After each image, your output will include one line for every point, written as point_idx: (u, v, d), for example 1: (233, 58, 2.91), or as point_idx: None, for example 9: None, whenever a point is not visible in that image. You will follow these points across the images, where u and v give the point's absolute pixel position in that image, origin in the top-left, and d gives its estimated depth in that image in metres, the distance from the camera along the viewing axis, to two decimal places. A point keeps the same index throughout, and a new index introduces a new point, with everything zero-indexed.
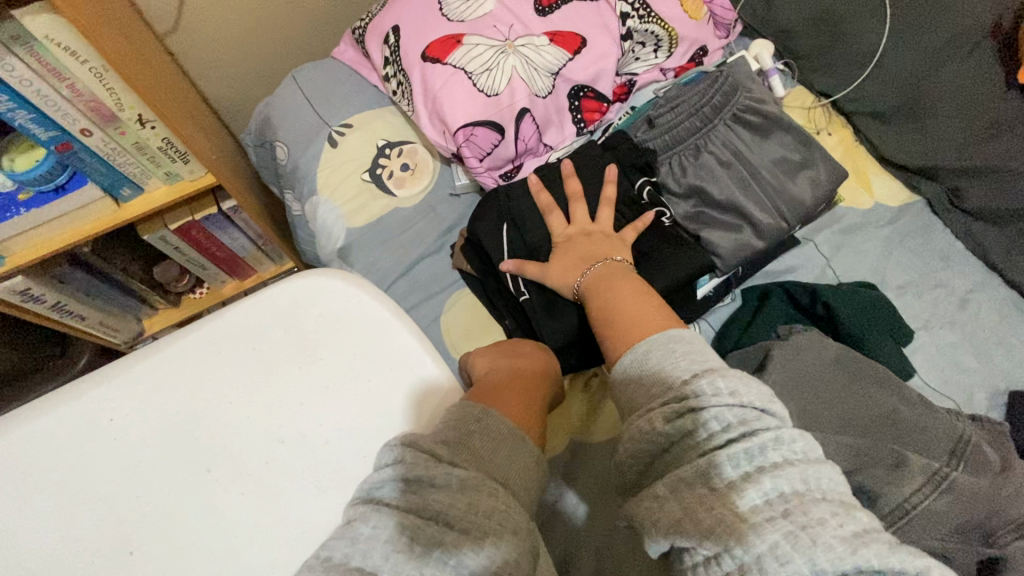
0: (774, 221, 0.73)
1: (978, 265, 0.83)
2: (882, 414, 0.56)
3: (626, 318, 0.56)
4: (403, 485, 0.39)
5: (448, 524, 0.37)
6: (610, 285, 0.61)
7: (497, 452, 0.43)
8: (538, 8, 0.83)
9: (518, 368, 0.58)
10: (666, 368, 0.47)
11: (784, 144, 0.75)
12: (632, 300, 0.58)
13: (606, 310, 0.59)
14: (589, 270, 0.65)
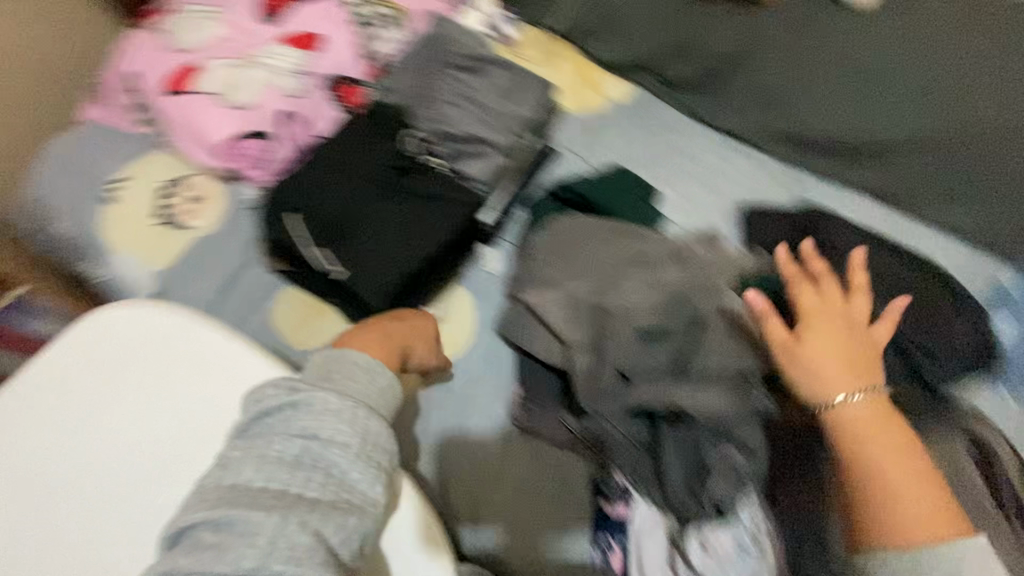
0: (509, 137, 0.78)
1: (695, 124, 1.03)
2: (625, 255, 0.73)
3: (908, 490, 0.50)
4: (281, 411, 0.52)
5: (315, 435, 0.51)
6: (909, 481, 0.50)
7: (358, 378, 0.56)
8: (264, 18, 0.90)
9: (394, 334, 0.65)
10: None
11: (502, 74, 0.80)
12: (903, 454, 0.52)
13: (887, 468, 0.51)
14: (855, 396, 0.55)
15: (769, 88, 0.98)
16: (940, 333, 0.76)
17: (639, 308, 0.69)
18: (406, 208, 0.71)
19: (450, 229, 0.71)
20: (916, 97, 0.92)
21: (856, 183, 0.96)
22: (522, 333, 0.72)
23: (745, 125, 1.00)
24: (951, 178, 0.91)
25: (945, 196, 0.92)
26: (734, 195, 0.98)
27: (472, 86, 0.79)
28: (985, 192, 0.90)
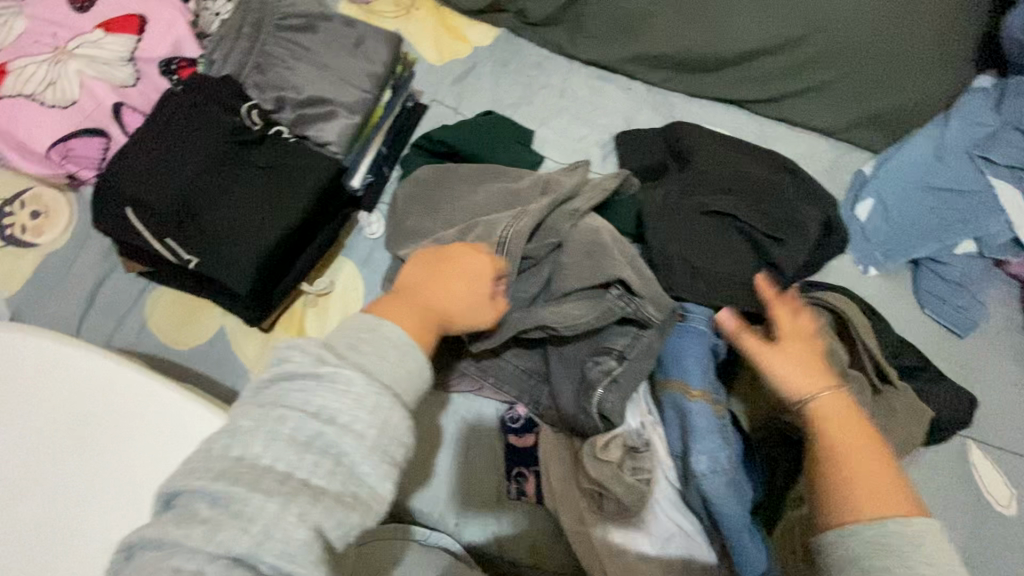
0: (356, 95, 0.74)
1: (562, 60, 1.04)
2: (495, 195, 0.71)
3: (873, 480, 0.45)
4: (298, 381, 0.42)
5: (331, 419, 0.41)
6: (889, 493, 0.44)
7: (387, 357, 0.45)
8: (75, 7, 0.83)
9: (456, 293, 0.55)
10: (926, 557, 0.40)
11: (343, 30, 0.76)
12: (878, 458, 0.46)
13: (857, 471, 0.45)
14: (823, 393, 0.51)
15: (622, 15, 0.98)
16: (798, 217, 0.74)
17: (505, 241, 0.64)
18: (266, 182, 0.68)
19: (309, 199, 0.69)
20: (809, 65, 0.97)
21: (716, 96, 1.02)
22: None
23: (608, 56, 1.01)
24: (798, 76, 0.98)
25: (796, 95, 1.00)
26: (609, 124, 0.99)
27: (306, 47, 0.74)
28: (828, 83, 0.98)
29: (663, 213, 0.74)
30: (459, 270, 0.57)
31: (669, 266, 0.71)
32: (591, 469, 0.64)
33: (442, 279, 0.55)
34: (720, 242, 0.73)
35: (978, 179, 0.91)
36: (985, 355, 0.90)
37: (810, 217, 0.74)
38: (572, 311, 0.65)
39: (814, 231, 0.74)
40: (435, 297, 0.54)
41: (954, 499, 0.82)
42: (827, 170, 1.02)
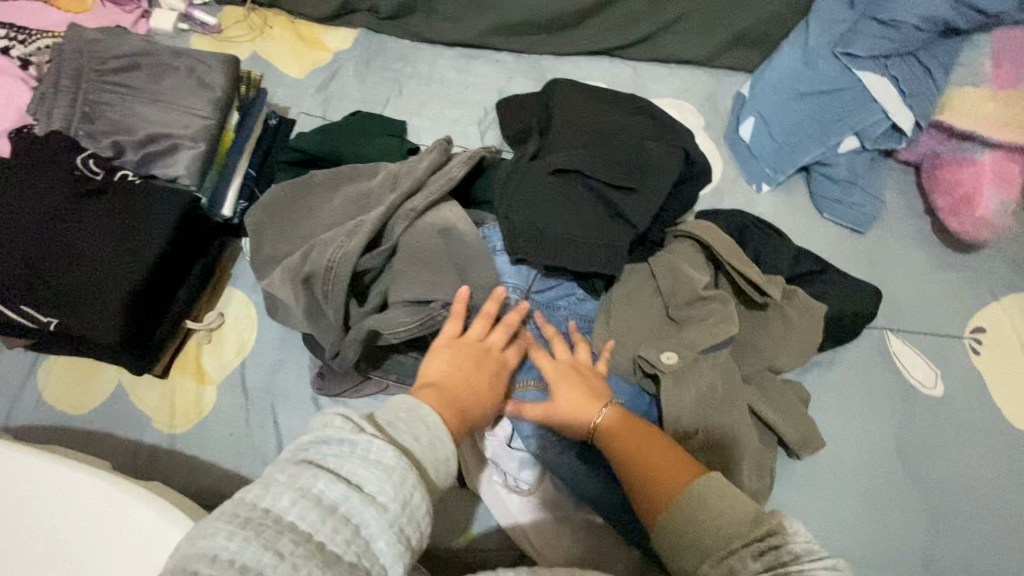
0: (197, 123, 0.73)
1: (425, 46, 1.02)
2: (352, 201, 0.71)
3: (664, 469, 0.55)
4: (334, 446, 0.43)
5: (360, 486, 0.41)
6: (682, 473, 0.54)
7: (421, 438, 0.48)
8: None
9: (483, 388, 0.59)
10: (720, 520, 0.48)
11: (172, 62, 0.75)
12: (659, 451, 0.57)
13: (649, 471, 0.55)
14: (601, 415, 0.61)
15: None
16: (649, 161, 0.72)
17: (357, 239, 0.64)
18: (115, 228, 0.67)
19: (164, 235, 0.68)
20: (659, 3, 0.98)
21: (586, 50, 1.02)
22: (283, 311, 0.71)
23: (469, 32, 1.01)
24: (657, 12, 0.99)
25: (661, 31, 1.01)
26: (483, 99, 0.98)
27: (137, 87, 0.74)
28: (687, 14, 0.98)
29: (510, 182, 0.71)
30: (490, 369, 0.61)
31: (512, 231, 0.68)
32: (485, 448, 0.68)
33: (478, 385, 0.59)
34: (571, 199, 0.69)
35: (846, 75, 0.90)
36: (889, 246, 0.92)
37: (663, 161, 0.72)
38: (399, 317, 0.64)
39: (671, 172, 0.71)
40: (473, 405, 0.57)
41: (887, 393, 0.81)
42: (709, 99, 1.01)
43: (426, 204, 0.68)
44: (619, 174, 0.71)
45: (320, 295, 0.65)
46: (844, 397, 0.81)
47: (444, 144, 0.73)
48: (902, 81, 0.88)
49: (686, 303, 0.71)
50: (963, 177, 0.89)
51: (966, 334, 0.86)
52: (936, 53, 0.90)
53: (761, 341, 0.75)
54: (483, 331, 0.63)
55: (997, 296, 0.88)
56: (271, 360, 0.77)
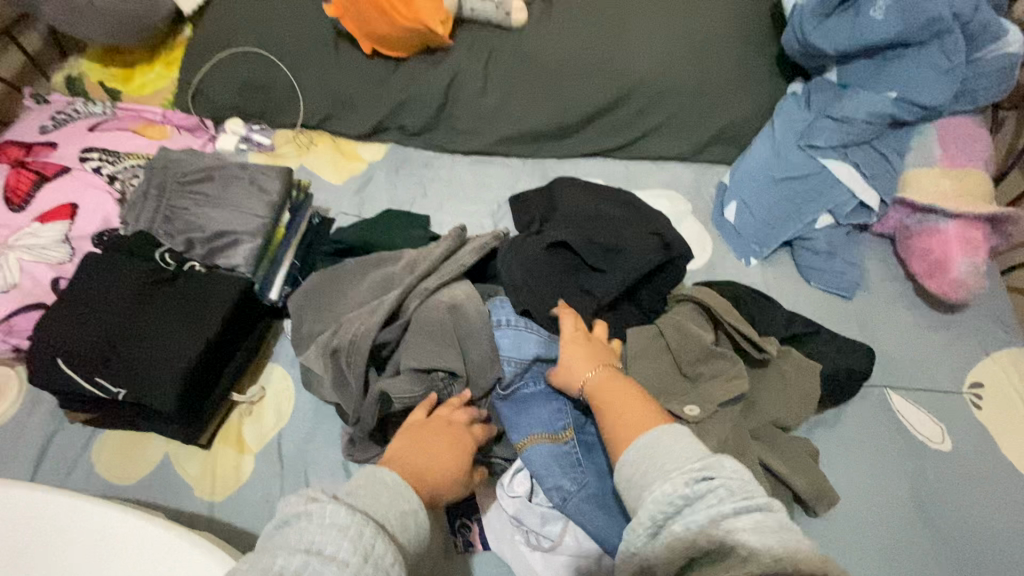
0: (255, 221, 0.86)
1: (445, 155, 1.20)
2: (382, 281, 0.80)
3: (629, 419, 0.61)
4: (296, 524, 0.49)
5: (319, 551, 0.47)
6: (646, 422, 0.61)
7: (381, 496, 0.55)
8: (13, 207, 0.96)
9: (438, 458, 0.64)
10: (671, 454, 0.55)
11: (238, 173, 0.91)
12: (632, 403, 0.63)
13: (620, 420, 0.62)
14: (590, 375, 0.68)
15: (484, 109, 1.17)
16: (630, 242, 0.84)
17: (385, 311, 0.74)
18: (182, 309, 0.78)
19: (223, 312, 0.78)
20: (643, 112, 1.15)
21: (584, 152, 1.18)
22: (316, 386, 0.79)
23: (483, 142, 1.18)
24: (642, 119, 1.16)
25: (648, 134, 1.17)
26: (496, 195, 1.13)
27: (208, 194, 0.88)
28: (668, 119, 1.15)
29: (513, 250, 0.83)
30: (453, 439, 0.67)
31: (519, 292, 0.78)
32: (508, 508, 0.71)
33: (440, 455, 0.64)
34: (564, 276, 0.82)
35: (811, 163, 1.04)
36: (875, 309, 0.99)
37: (642, 242, 0.84)
38: (406, 384, 0.71)
39: (648, 253, 0.83)
40: (434, 475, 0.63)
41: (896, 448, 0.84)
42: (695, 187, 1.15)
43: (449, 280, 0.78)
44: (600, 249, 0.83)
45: (347, 365, 0.73)
46: (853, 453, 0.83)
47: (458, 231, 0.83)
48: (862, 166, 1.01)
49: (699, 359, 0.77)
50: (932, 245, 0.97)
51: (964, 389, 0.90)
52: (888, 141, 1.04)
53: (764, 396, 0.79)
54: (449, 407, 0.71)
55: (988, 352, 0.93)
56: (304, 429, 0.83)
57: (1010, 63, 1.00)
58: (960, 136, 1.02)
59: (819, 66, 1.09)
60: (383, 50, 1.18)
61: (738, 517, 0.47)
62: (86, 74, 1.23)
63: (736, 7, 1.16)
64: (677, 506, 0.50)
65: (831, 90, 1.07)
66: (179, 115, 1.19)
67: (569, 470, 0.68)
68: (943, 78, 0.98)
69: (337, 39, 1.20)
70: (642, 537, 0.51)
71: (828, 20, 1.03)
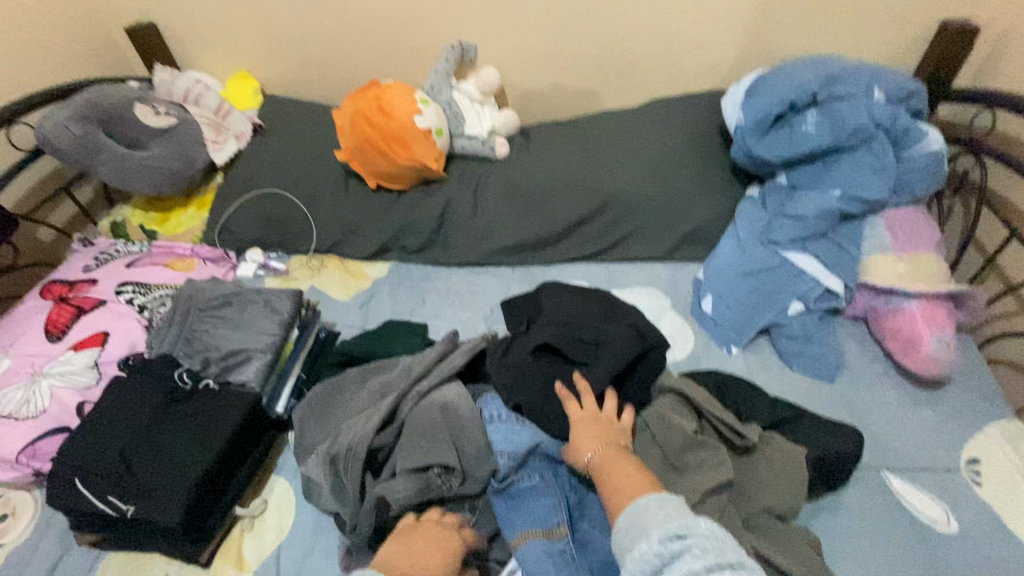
0: (267, 339, 0.96)
1: (442, 268, 1.31)
2: (379, 388, 0.87)
3: (626, 488, 0.66)
4: None
5: None
6: (634, 493, 0.65)
7: None
8: (51, 338, 1.06)
9: (425, 557, 0.65)
10: (653, 514, 0.61)
11: (254, 298, 1.01)
12: (633, 475, 0.68)
13: (613, 492, 0.67)
14: (597, 451, 0.73)
15: (475, 227, 1.31)
16: (608, 338, 0.90)
17: (380, 417, 0.79)
18: (195, 424, 0.83)
19: (232, 425, 0.84)
20: (617, 220, 1.29)
21: (567, 258, 1.29)
22: (315, 494, 0.82)
23: (475, 255, 1.30)
24: (616, 227, 1.29)
25: (623, 241, 1.29)
26: (489, 301, 1.22)
27: (227, 317, 0.99)
28: (639, 226, 1.28)
29: (502, 353, 0.91)
30: (443, 541, 0.68)
31: (505, 386, 0.84)
32: None
33: (427, 556, 0.65)
34: (549, 371, 0.87)
35: (774, 256, 1.13)
36: (860, 390, 1.01)
37: (618, 337, 0.90)
38: (401, 484, 0.74)
39: (626, 347, 0.88)
40: None
41: (900, 531, 0.82)
42: (672, 283, 1.24)
43: (442, 383, 0.84)
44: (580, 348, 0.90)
45: (344, 470, 0.77)
46: (858, 541, 0.82)
47: (452, 336, 0.91)
48: (821, 256, 1.11)
49: (683, 447, 0.79)
50: (901, 324, 1.03)
51: (962, 466, 0.90)
52: (842, 233, 1.14)
53: (751, 483, 0.80)
54: (439, 512, 0.73)
55: (980, 427, 0.94)
56: (303, 540, 0.84)
57: (935, 159, 1.12)
58: (906, 225, 1.12)
59: (769, 172, 1.23)
60: (385, 183, 1.35)
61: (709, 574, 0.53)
62: (128, 218, 1.40)
63: (690, 125, 1.32)
64: (656, 564, 0.56)
65: (782, 192, 1.19)
66: (205, 248, 1.33)
67: (562, 565, 0.68)
68: (878, 176, 1.10)
69: (346, 176, 1.38)
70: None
71: (766, 136, 1.18)
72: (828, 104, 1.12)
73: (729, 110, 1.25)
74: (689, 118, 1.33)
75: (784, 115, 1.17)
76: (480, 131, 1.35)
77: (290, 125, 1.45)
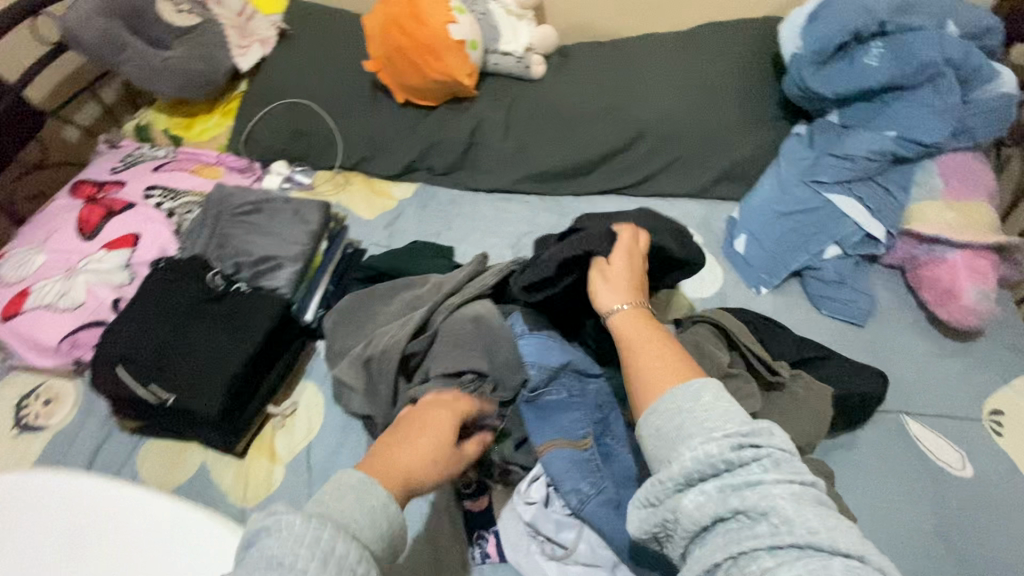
0: (297, 248, 0.96)
1: (470, 192, 1.28)
2: (409, 302, 0.87)
3: (665, 364, 0.61)
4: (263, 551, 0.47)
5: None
6: (674, 373, 0.60)
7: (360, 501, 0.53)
8: (85, 236, 1.07)
9: (411, 438, 0.62)
10: (716, 414, 0.55)
11: (283, 207, 1.00)
12: (666, 346, 0.64)
13: (645, 366, 0.62)
14: (626, 306, 0.68)
15: (505, 151, 1.27)
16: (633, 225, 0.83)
17: (411, 328, 0.80)
18: (230, 324, 0.85)
19: (266, 326, 0.85)
20: (652, 152, 1.23)
21: (598, 190, 1.25)
22: (345, 399, 0.84)
23: (503, 180, 1.26)
24: (652, 158, 1.24)
25: (658, 175, 1.24)
26: (516, 229, 1.20)
27: (257, 223, 0.98)
28: (676, 159, 1.23)
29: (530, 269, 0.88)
30: (433, 419, 0.64)
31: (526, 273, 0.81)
32: (525, 513, 0.73)
33: (413, 438, 0.62)
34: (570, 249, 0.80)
35: (816, 198, 1.09)
36: (889, 336, 1.00)
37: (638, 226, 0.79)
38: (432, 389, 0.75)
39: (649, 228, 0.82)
40: (413, 453, 0.60)
41: (913, 471, 0.84)
42: (706, 221, 1.20)
43: (472, 299, 0.84)
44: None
45: (375, 375, 0.79)
46: (869, 477, 0.84)
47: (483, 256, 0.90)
48: (866, 200, 1.06)
49: (716, 378, 0.79)
50: (940, 273, 1.00)
51: (984, 416, 0.90)
52: (891, 177, 1.08)
53: (775, 414, 0.80)
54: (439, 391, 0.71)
55: (1007, 379, 0.93)
56: (332, 440, 0.88)
57: (1004, 103, 1.05)
58: (961, 172, 1.06)
59: (819, 109, 1.16)
60: (414, 100, 1.30)
61: (780, 486, 0.49)
62: (152, 123, 1.38)
63: (740, 54, 1.24)
64: (718, 466, 0.51)
65: (832, 130, 1.13)
66: (232, 157, 1.31)
67: (588, 472, 0.70)
68: (939, 117, 1.03)
69: (374, 91, 1.33)
70: (674, 488, 0.52)
71: (824, 67, 1.10)
72: (896, 36, 1.05)
73: (785, 37, 1.17)
74: (738, 45, 1.25)
75: (847, 45, 1.09)
76: (516, 48, 1.27)
77: (316, 32, 1.38)
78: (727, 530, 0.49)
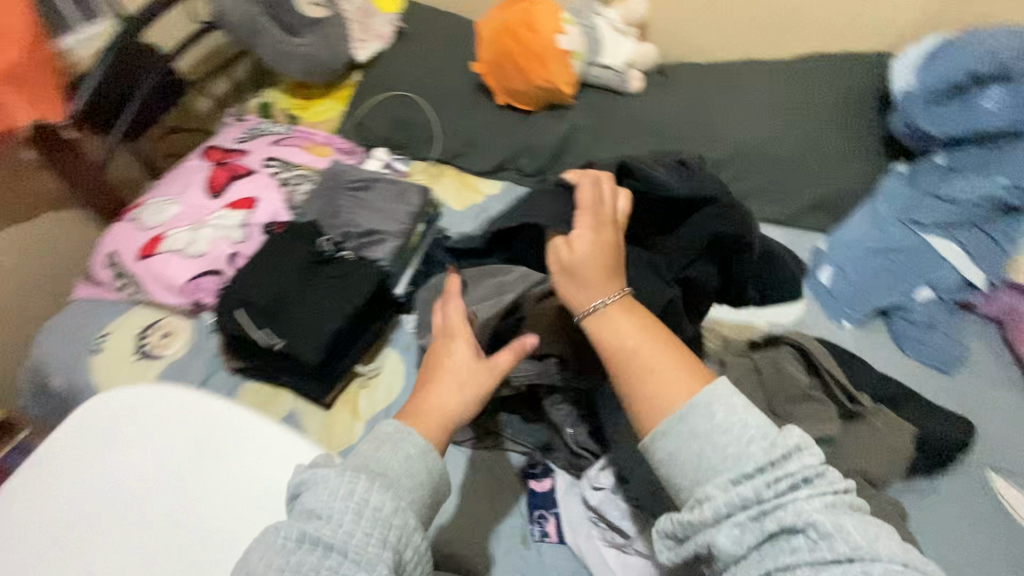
0: (400, 226, 1.03)
1: None
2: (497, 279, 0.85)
3: (660, 375, 0.57)
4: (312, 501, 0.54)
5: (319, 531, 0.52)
6: (671, 385, 0.57)
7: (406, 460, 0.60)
8: (211, 195, 1.20)
9: (435, 376, 0.68)
10: (733, 437, 0.53)
11: (389, 187, 1.09)
12: (659, 349, 0.59)
13: (638, 379, 0.58)
14: (603, 303, 0.62)
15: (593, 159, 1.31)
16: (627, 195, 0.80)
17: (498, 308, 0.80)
18: (336, 285, 0.93)
19: (367, 291, 0.93)
20: (740, 175, 1.24)
21: None
22: None
23: None
24: (739, 181, 1.24)
25: (745, 198, 1.24)
26: None
27: (364, 200, 1.07)
28: (764, 184, 1.23)
29: None
30: (444, 354, 0.69)
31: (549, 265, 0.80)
32: (591, 498, 0.77)
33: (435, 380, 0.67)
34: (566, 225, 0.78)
35: (912, 237, 1.06)
36: (977, 388, 0.96)
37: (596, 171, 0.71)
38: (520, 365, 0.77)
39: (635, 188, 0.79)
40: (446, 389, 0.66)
41: (989, 528, 0.81)
42: (790, 249, 1.20)
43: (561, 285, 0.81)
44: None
45: None
46: (941, 526, 0.81)
47: None
48: (966, 245, 1.03)
49: (794, 398, 0.80)
50: None
51: None
52: (998, 226, 1.04)
53: (855, 444, 0.78)
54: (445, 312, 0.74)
55: None
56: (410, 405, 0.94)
57: None
58: None
59: (924, 148, 1.14)
60: (513, 102, 1.37)
61: (812, 500, 0.49)
62: (275, 102, 1.51)
63: (843, 86, 1.23)
64: (747, 497, 0.50)
65: (937, 171, 1.09)
66: (340, 140, 1.42)
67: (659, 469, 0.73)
68: None
69: (476, 92, 1.41)
70: (705, 526, 0.51)
71: (936, 107, 1.08)
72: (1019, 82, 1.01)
73: (897, 71, 1.15)
74: (841, 77, 1.24)
75: (964, 86, 1.06)
76: (616, 62, 1.31)
77: (429, 34, 1.49)
78: (764, 551, 0.49)
